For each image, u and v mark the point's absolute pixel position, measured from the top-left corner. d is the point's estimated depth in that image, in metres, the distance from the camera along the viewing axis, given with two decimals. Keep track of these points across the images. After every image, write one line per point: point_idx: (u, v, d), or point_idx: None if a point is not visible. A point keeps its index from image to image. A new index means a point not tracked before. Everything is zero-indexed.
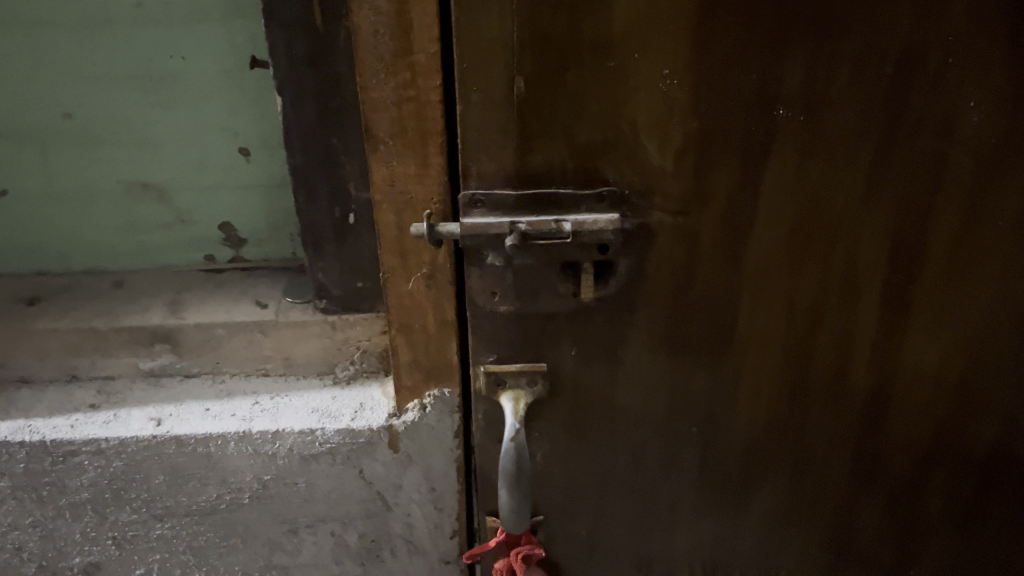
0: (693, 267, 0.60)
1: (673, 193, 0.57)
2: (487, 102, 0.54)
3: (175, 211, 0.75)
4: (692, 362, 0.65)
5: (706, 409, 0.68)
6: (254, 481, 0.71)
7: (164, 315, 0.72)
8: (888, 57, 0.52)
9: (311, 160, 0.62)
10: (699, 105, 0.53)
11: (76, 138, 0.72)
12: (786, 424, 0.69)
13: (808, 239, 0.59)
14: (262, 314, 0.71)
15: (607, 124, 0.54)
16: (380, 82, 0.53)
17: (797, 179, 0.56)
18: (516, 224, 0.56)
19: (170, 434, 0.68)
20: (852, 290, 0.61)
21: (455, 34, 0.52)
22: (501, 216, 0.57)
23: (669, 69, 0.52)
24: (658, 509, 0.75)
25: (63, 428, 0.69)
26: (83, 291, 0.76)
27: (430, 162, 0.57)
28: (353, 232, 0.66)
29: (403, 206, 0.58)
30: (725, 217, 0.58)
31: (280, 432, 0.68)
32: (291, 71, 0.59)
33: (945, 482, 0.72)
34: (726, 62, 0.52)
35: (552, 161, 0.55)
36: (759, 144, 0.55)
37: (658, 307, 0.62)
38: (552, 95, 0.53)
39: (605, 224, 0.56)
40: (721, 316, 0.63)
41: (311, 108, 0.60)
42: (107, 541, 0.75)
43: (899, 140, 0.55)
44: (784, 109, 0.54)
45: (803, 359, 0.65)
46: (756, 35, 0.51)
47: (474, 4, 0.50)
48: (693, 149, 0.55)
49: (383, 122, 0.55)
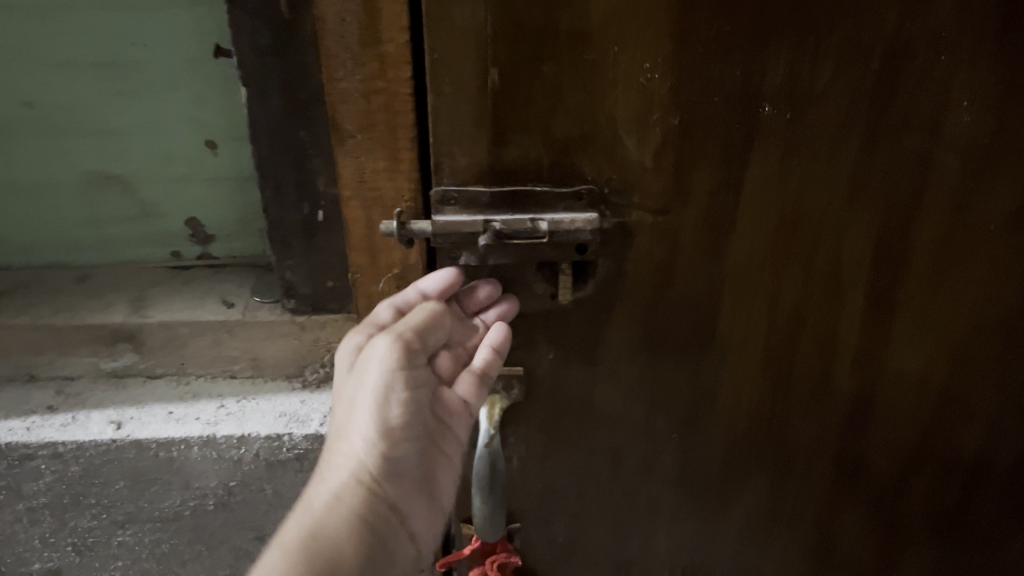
0: (673, 266, 0.58)
1: (653, 191, 0.55)
2: (459, 95, 0.51)
3: (140, 205, 0.72)
4: (672, 364, 0.63)
5: (686, 412, 0.66)
6: (219, 487, 0.69)
7: (127, 314, 0.69)
8: (876, 53, 0.50)
9: (278, 153, 0.60)
10: (681, 100, 0.51)
11: (35, 128, 0.69)
12: (768, 427, 0.67)
13: (792, 240, 0.57)
14: (229, 314, 0.68)
15: (584, 118, 0.52)
16: (348, 74, 0.50)
17: (781, 177, 0.54)
18: (490, 222, 0.53)
19: (131, 439, 0.65)
20: (837, 293, 0.59)
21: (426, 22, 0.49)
22: (475, 213, 0.54)
23: (650, 62, 0.50)
24: (637, 513, 0.73)
25: (19, 431, 0.66)
26: (45, 287, 0.73)
27: (401, 157, 0.54)
28: (322, 228, 0.64)
29: (373, 202, 0.56)
30: (707, 216, 0.56)
31: (246, 437, 0.65)
32: (256, 61, 0.56)
33: (930, 487, 0.70)
34: (708, 55, 0.50)
35: (526, 157, 0.53)
36: (741, 140, 0.53)
37: (637, 309, 0.60)
38: (527, 88, 0.51)
39: (583, 224, 0.54)
40: (703, 318, 0.61)
41: (277, 100, 0.58)
42: (66, 548, 0.72)
43: (887, 139, 0.53)
44: (769, 106, 0.51)
45: (787, 363, 0.63)
46: (739, 29, 0.49)
47: None
48: (674, 145, 0.53)
49: (351, 115, 0.52)
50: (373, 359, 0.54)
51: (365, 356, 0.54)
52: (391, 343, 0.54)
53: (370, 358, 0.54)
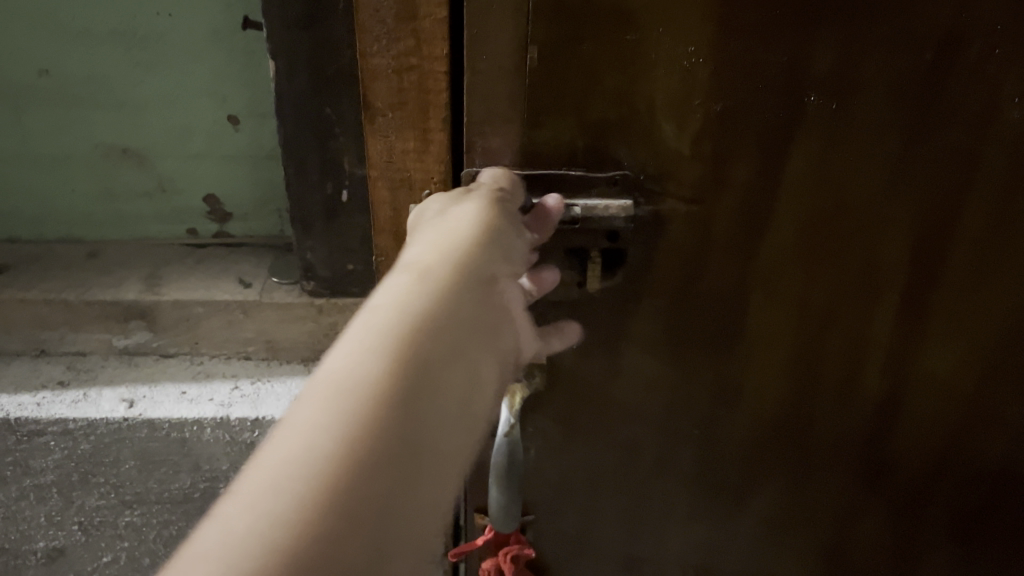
0: (705, 258, 0.56)
1: (689, 181, 0.53)
2: (495, 71, 0.50)
3: None
4: (696, 360, 0.61)
5: (708, 409, 0.64)
6: (230, 470, 0.67)
7: (141, 290, 0.67)
8: (926, 44, 0.48)
9: (304, 131, 0.58)
10: (722, 86, 0.49)
11: None
12: (792, 426, 0.65)
13: (828, 235, 0.55)
14: (244, 294, 0.67)
15: (623, 103, 0.50)
16: (381, 49, 0.48)
17: (824, 170, 0.52)
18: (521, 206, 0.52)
19: (143, 418, 0.64)
20: (872, 291, 0.57)
21: None
22: None
23: (694, 45, 0.48)
24: (653, 511, 0.71)
25: (29, 406, 0.65)
26: (54, 262, 0.70)
27: (431, 137, 0.52)
28: (344, 210, 0.61)
29: (400, 184, 0.54)
30: (742, 209, 0.54)
31: (260, 420, 0.64)
32: (285, 35, 0.54)
33: (952, 494, 0.68)
34: (753, 39, 0.48)
35: (563, 142, 0.52)
36: (781, 129, 0.51)
37: (663, 300, 0.58)
38: (567, 70, 0.49)
39: (617, 211, 0.52)
40: (730, 314, 0.59)
41: (305, 76, 0.56)
42: (73, 526, 0.71)
43: (931, 134, 0.51)
44: (813, 94, 0.49)
45: (814, 360, 0.61)
46: (786, 12, 0.47)
47: None
48: (712, 134, 0.51)
49: (383, 92, 0.50)
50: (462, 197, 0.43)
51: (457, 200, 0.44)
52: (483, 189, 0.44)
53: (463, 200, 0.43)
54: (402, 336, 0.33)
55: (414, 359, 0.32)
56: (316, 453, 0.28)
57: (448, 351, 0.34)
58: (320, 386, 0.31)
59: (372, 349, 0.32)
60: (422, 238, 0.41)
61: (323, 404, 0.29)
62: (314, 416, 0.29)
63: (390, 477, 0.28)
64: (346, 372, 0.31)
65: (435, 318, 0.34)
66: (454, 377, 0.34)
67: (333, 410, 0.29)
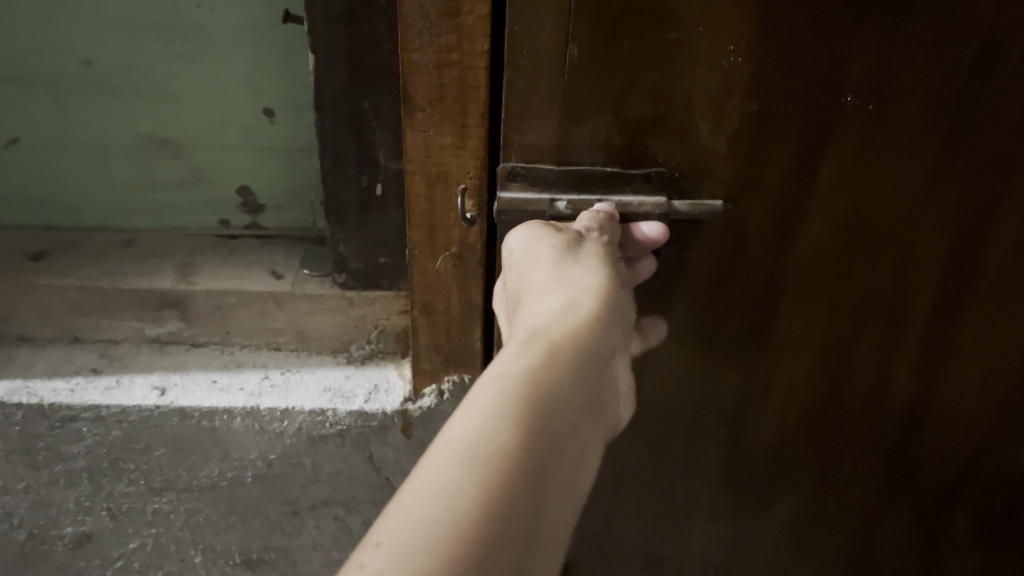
0: (737, 257, 0.56)
1: (725, 179, 0.53)
2: (535, 67, 0.49)
3: (192, 170, 0.69)
4: (725, 360, 0.62)
5: (735, 410, 0.65)
6: (259, 460, 0.68)
7: (175, 279, 0.67)
8: (967, 48, 0.47)
9: (342, 125, 0.58)
10: (760, 87, 0.49)
11: (88, 86, 0.65)
12: (819, 429, 0.65)
13: (861, 237, 0.55)
14: (277, 285, 0.67)
15: (660, 99, 0.50)
16: (423, 44, 0.49)
17: (862, 173, 0.52)
18: (555, 200, 0.53)
19: (174, 406, 0.65)
20: (904, 294, 0.57)
21: None
22: (540, 190, 0.53)
23: (734, 45, 0.48)
24: (676, 510, 0.72)
25: (63, 393, 0.66)
26: (88, 250, 0.70)
27: (470, 132, 0.52)
28: (378, 204, 0.62)
29: (436, 178, 0.54)
30: (776, 208, 0.54)
31: (289, 410, 0.65)
32: (326, 29, 0.54)
33: (977, 499, 0.68)
34: (794, 40, 0.47)
35: (601, 139, 0.52)
36: (818, 130, 0.51)
37: (695, 299, 0.58)
38: (604, 65, 0.49)
39: (651, 207, 0.52)
40: (760, 315, 0.59)
41: (345, 69, 0.56)
42: (101, 512, 0.72)
43: (969, 138, 0.51)
44: (852, 96, 0.49)
45: (843, 362, 0.61)
46: (828, 13, 0.46)
47: None
48: (748, 133, 0.51)
49: (422, 86, 0.51)
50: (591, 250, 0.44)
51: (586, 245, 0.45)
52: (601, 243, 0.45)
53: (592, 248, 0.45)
54: (532, 412, 0.33)
55: (541, 434, 0.33)
56: (456, 513, 0.29)
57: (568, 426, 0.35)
58: (455, 444, 0.31)
59: (504, 415, 0.33)
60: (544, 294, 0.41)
61: (462, 456, 0.31)
62: (453, 474, 0.30)
63: (512, 552, 0.30)
64: (477, 440, 0.31)
65: (563, 393, 0.36)
66: (569, 454, 0.35)
67: (470, 467, 0.30)
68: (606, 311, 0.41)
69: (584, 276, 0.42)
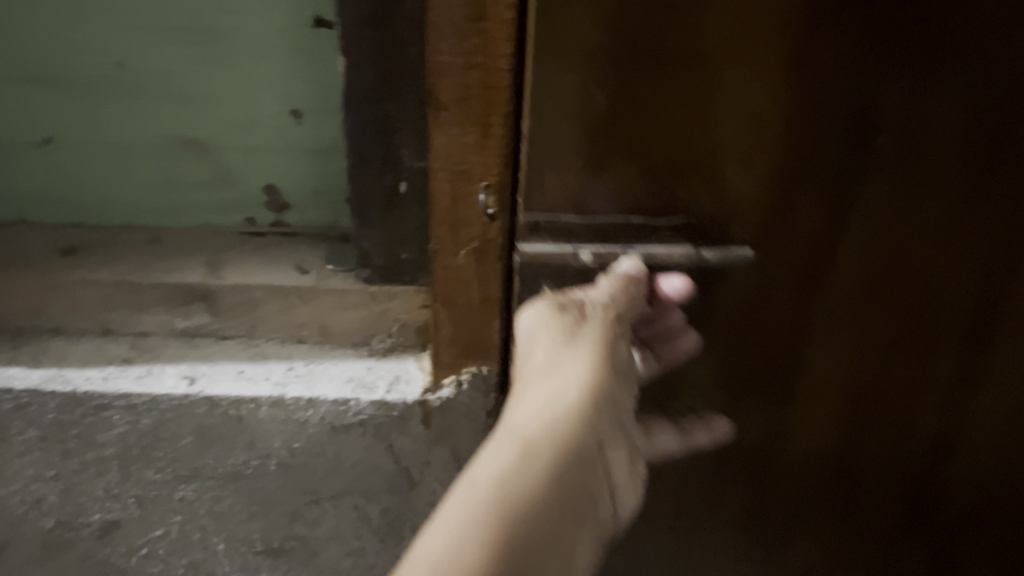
0: (765, 295, 0.58)
1: (753, 222, 0.55)
2: (563, 116, 0.51)
3: (220, 169, 0.71)
4: (752, 394, 0.64)
5: (760, 443, 0.66)
6: (283, 448, 0.70)
7: (204, 274, 0.70)
8: (999, 89, 0.49)
9: (368, 124, 0.61)
10: (791, 128, 0.51)
11: (122, 89, 0.67)
12: (843, 462, 0.67)
13: (888, 274, 0.57)
14: (302, 280, 0.69)
15: (688, 146, 0.52)
16: (448, 46, 0.52)
17: (887, 212, 0.54)
18: (577, 253, 0.55)
19: (203, 395, 0.67)
20: (930, 328, 0.59)
21: (536, 40, 0.49)
22: (562, 241, 0.56)
23: (764, 89, 0.50)
24: (698, 546, 0.73)
25: (96, 380, 0.69)
26: (119, 247, 0.73)
27: (493, 133, 0.55)
28: (401, 201, 0.65)
29: (460, 175, 0.57)
30: (805, 246, 0.56)
31: (314, 400, 0.67)
32: (355, 33, 0.57)
33: (1003, 533, 0.69)
34: (826, 81, 0.49)
35: (619, 182, 0.53)
36: (848, 170, 0.53)
37: (723, 336, 0.61)
38: (633, 111, 0.51)
39: (679, 257, 0.56)
40: (787, 350, 0.61)
41: (372, 72, 0.59)
42: (129, 499, 0.75)
43: (998, 176, 0.52)
44: (882, 135, 0.51)
45: (868, 395, 0.63)
46: (860, 57, 0.48)
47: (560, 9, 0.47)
48: (779, 174, 0.53)
49: (448, 87, 0.54)
50: (585, 333, 0.51)
51: (583, 325, 0.51)
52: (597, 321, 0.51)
53: (588, 328, 0.51)
54: (500, 528, 0.42)
55: (508, 549, 0.41)
56: None
57: (545, 530, 0.43)
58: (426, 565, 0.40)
59: (469, 541, 0.41)
60: (535, 395, 0.49)
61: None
62: None
63: None
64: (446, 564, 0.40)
65: (534, 503, 0.43)
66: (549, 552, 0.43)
67: None
68: (589, 406, 0.48)
69: (572, 375, 0.49)
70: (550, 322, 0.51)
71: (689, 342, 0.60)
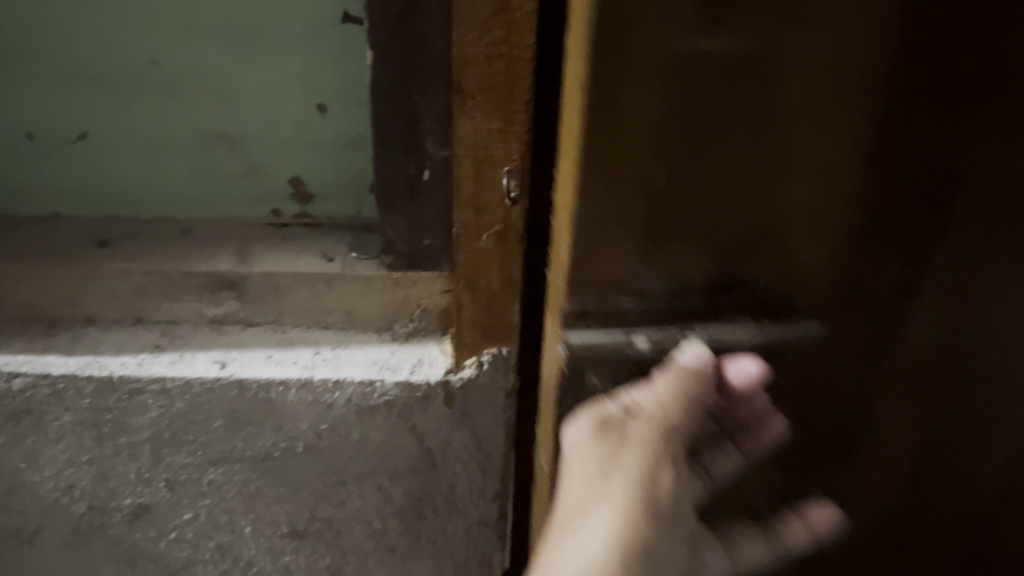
0: (835, 364, 0.57)
1: (824, 288, 0.54)
2: (623, 186, 0.50)
3: (248, 162, 0.74)
4: (819, 463, 0.62)
5: (825, 511, 0.64)
6: (310, 430, 0.73)
7: (233, 263, 0.73)
8: None
9: (394, 116, 0.64)
10: (868, 199, 0.51)
11: (155, 86, 0.70)
12: (908, 523, 0.65)
13: (958, 335, 0.57)
14: (329, 267, 0.72)
15: (756, 216, 0.51)
16: (475, 38, 0.56)
17: (956, 276, 0.54)
18: (631, 338, 0.56)
19: (235, 378, 0.70)
20: (1000, 385, 0.59)
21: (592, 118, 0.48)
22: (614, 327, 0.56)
23: (839, 160, 0.49)
24: None
25: (131, 366, 0.71)
26: (150, 238, 0.76)
27: (515, 120, 0.59)
28: (424, 189, 0.68)
29: (483, 161, 0.61)
30: (875, 313, 0.56)
31: (341, 381, 0.70)
32: (384, 28, 0.60)
33: None
34: (903, 152, 0.49)
35: (679, 268, 0.53)
36: (923, 238, 0.52)
37: (789, 410, 0.59)
38: (698, 187, 0.50)
39: (741, 335, 0.55)
40: (853, 416, 0.60)
41: (398, 65, 0.62)
42: (160, 483, 0.77)
43: None
44: (961, 201, 0.51)
45: (935, 455, 0.62)
46: (941, 123, 0.48)
47: (622, 84, 0.47)
48: (852, 236, 0.52)
49: (473, 77, 0.57)
50: (625, 466, 0.54)
51: (625, 456, 0.55)
52: (640, 450, 0.55)
53: (628, 458, 0.55)
54: None
55: None
56: None
57: None
58: None
59: None
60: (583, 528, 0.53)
61: None
62: None
63: None
64: None
65: None
66: None
67: None
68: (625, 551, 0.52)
69: (601, 522, 0.53)
70: (593, 446, 0.55)
71: (776, 427, 0.60)
